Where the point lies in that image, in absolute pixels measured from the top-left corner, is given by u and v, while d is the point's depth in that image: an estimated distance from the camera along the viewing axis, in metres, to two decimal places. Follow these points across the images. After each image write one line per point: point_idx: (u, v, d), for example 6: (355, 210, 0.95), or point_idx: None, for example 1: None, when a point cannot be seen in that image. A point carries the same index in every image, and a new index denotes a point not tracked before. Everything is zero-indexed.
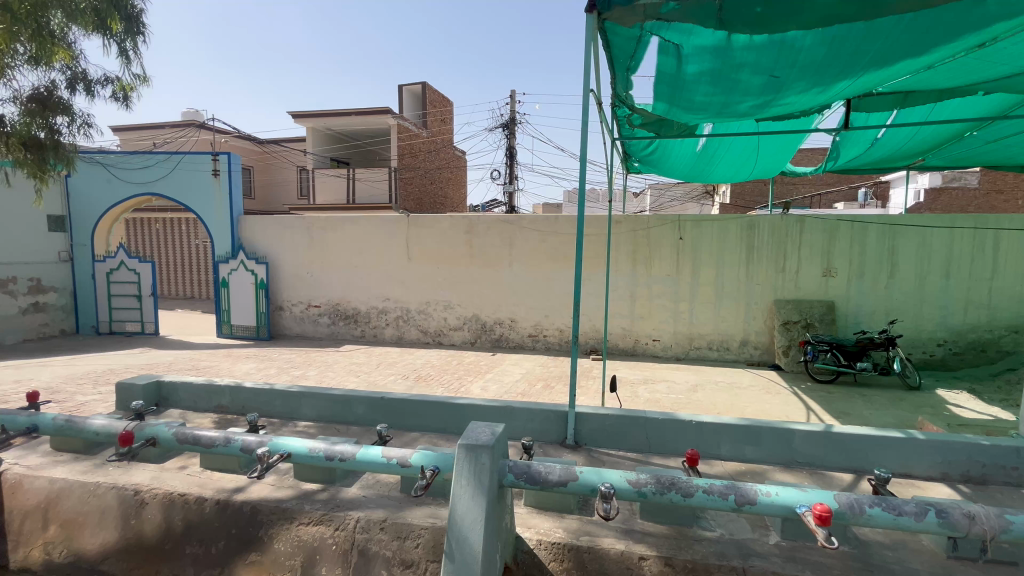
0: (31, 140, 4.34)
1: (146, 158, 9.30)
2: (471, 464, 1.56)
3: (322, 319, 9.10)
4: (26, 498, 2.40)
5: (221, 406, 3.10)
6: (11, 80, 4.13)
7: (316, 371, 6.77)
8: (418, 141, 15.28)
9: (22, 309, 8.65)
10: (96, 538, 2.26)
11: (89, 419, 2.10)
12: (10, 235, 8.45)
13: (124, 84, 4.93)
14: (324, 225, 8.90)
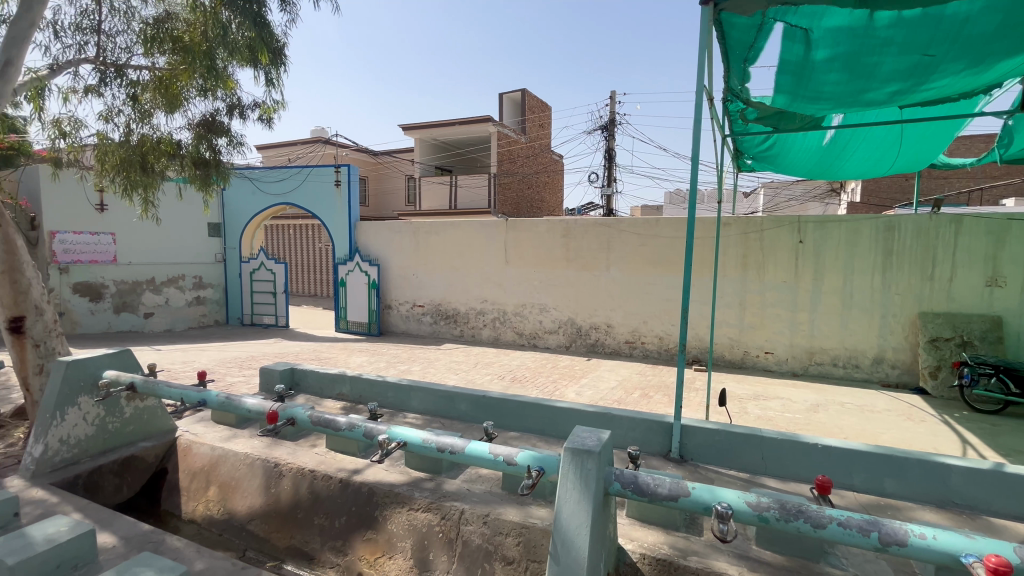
0: (200, 159, 5.19)
1: (283, 172, 10.61)
2: (577, 468, 1.55)
3: (425, 318, 9.68)
4: (194, 460, 2.85)
5: (343, 394, 3.42)
6: (187, 109, 4.98)
7: (419, 367, 7.20)
8: (517, 147, 15.64)
9: (187, 302, 10.36)
10: (243, 501, 2.61)
11: (243, 398, 2.42)
12: (181, 239, 10.19)
13: (268, 108, 5.69)
14: (429, 229, 9.45)
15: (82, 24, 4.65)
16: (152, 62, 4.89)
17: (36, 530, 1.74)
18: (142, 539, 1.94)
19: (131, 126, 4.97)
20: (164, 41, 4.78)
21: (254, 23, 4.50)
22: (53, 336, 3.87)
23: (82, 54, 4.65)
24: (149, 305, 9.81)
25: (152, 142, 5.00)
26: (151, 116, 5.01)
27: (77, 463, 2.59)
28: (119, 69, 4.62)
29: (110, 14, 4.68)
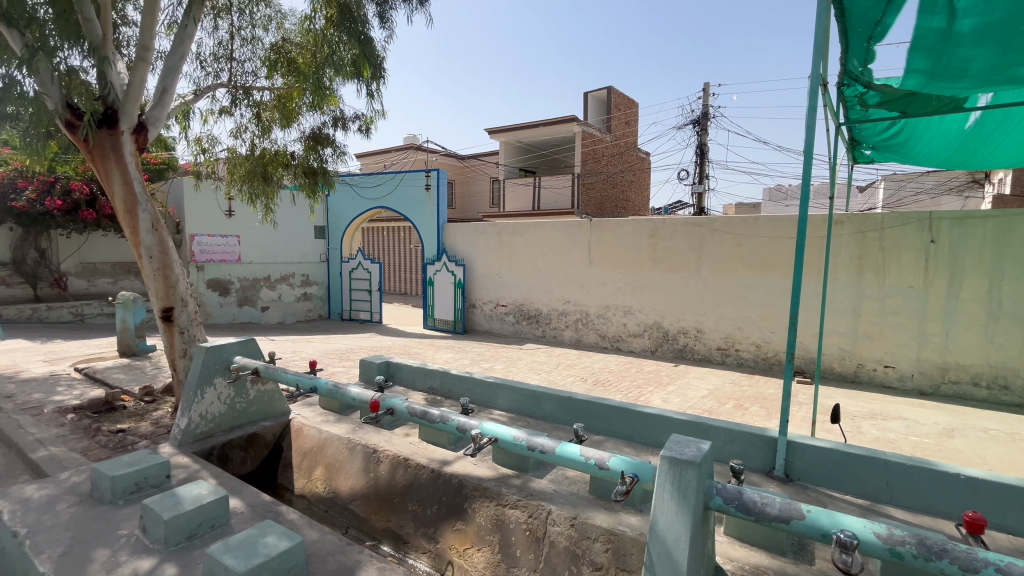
0: (309, 168, 5.70)
1: (379, 178, 11.34)
2: (675, 478, 1.48)
3: (508, 317, 9.85)
4: (305, 441, 3.14)
5: (433, 387, 3.57)
6: (300, 123, 5.51)
7: (502, 365, 7.32)
8: (602, 146, 15.35)
9: (296, 297, 11.45)
10: (346, 482, 2.83)
11: (349, 387, 2.61)
12: (292, 241, 11.29)
13: (368, 119, 6.13)
14: (513, 231, 9.59)
15: (219, 54, 5.33)
16: (272, 83, 5.48)
17: (183, 491, 2.01)
18: (264, 507, 2.17)
19: (255, 140, 5.60)
20: (282, 63, 5.35)
21: (358, 41, 4.86)
22: (195, 325, 4.47)
23: (218, 80, 5.33)
24: (265, 300, 10.98)
25: (271, 155, 5.59)
26: (270, 131, 5.60)
27: (212, 436, 2.94)
28: (246, 91, 5.23)
29: (241, 44, 5.31)
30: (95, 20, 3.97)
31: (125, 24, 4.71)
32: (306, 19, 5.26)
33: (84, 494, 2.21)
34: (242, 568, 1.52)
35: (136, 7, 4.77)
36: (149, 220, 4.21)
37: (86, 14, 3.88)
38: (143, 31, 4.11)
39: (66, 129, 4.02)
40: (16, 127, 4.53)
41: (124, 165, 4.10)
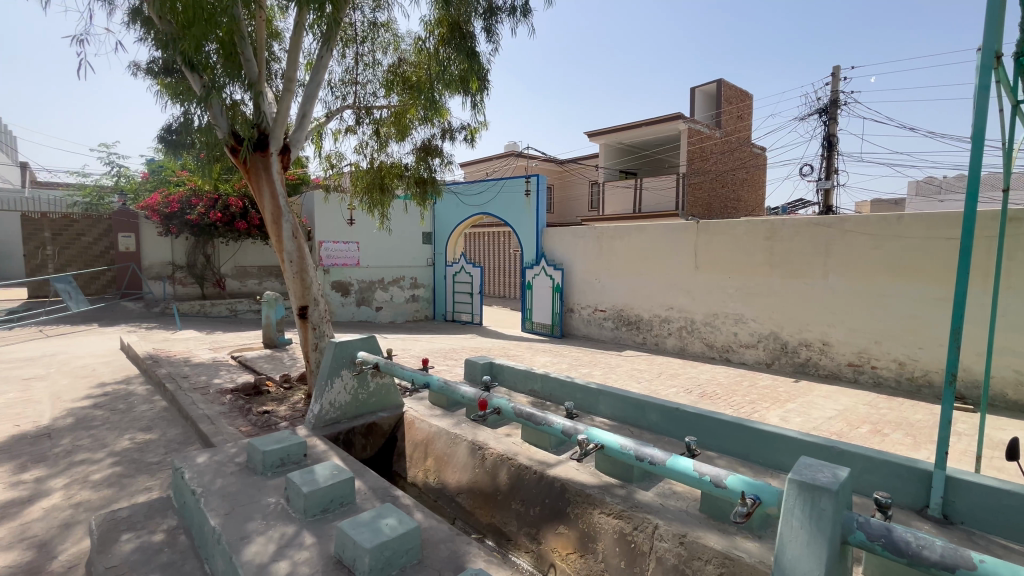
0: (420, 178, 6.14)
1: (482, 185, 11.79)
2: (806, 505, 1.35)
3: (607, 323, 9.66)
4: (417, 433, 3.37)
5: (534, 390, 3.60)
6: (413, 137, 5.95)
7: (601, 372, 7.20)
8: (711, 143, 14.45)
9: (405, 298, 12.33)
10: (453, 475, 2.98)
11: (459, 386, 2.74)
12: (403, 246, 12.18)
13: (473, 128, 6.43)
14: (614, 234, 9.40)
15: (345, 79, 5.93)
16: (389, 101, 5.97)
17: (318, 470, 2.27)
18: (383, 490, 2.36)
19: (374, 155, 6.15)
20: (398, 83, 5.82)
21: (466, 55, 5.15)
22: (325, 321, 5.01)
23: (345, 102, 5.94)
24: (380, 300, 11.97)
25: (387, 167, 6.11)
26: (387, 146, 6.11)
27: (339, 423, 3.26)
28: (368, 111, 5.78)
29: (363, 68, 5.86)
30: (252, 60, 4.65)
31: (274, 60, 5.45)
32: (420, 40, 5.68)
33: (242, 463, 2.58)
34: (369, 543, 1.68)
35: (282, 45, 5.49)
36: (291, 229, 4.82)
37: (246, 56, 4.55)
38: (288, 65, 4.73)
39: (230, 154, 4.77)
40: (193, 154, 5.44)
41: (272, 183, 4.75)
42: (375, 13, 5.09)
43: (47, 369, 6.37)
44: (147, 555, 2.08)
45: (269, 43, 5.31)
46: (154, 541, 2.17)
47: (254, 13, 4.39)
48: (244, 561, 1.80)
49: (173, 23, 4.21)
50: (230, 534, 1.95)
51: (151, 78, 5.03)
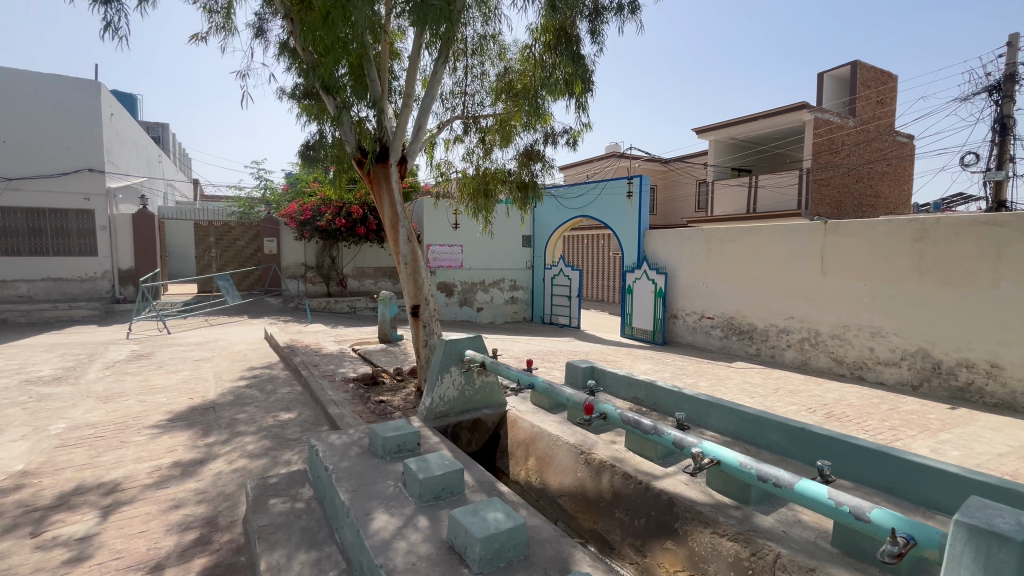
0: (523, 183, 6.29)
1: (582, 188, 11.72)
2: (979, 554, 1.16)
3: (714, 331, 9.07)
4: (521, 432, 3.45)
5: (637, 397, 3.45)
6: (517, 143, 6.12)
7: (708, 382, 6.76)
8: (842, 133, 12.89)
9: (505, 300, 12.67)
10: (556, 477, 3.00)
11: (563, 388, 2.74)
12: (503, 249, 12.52)
13: (575, 131, 6.45)
14: (724, 236, 8.79)
15: (455, 92, 6.27)
16: (495, 109, 6.21)
17: (431, 459, 2.42)
18: (489, 483, 2.45)
19: (480, 161, 6.42)
20: (504, 92, 6.02)
21: (571, 60, 5.20)
22: (434, 319, 5.33)
23: (455, 113, 6.28)
24: (481, 301, 12.44)
25: (491, 173, 6.34)
26: (491, 152, 6.35)
27: (447, 416, 3.43)
28: (475, 120, 6.06)
29: (472, 79, 6.16)
30: (377, 80, 5.11)
31: (394, 79, 5.94)
32: (526, 48, 5.84)
33: (365, 447, 2.84)
34: (480, 534, 1.76)
35: (401, 65, 5.97)
36: (406, 234, 5.21)
37: (372, 77, 5.01)
38: (407, 82, 5.13)
39: (356, 165, 5.29)
40: (325, 168, 6.13)
41: (391, 191, 5.17)
42: (485, 27, 5.34)
43: (211, 353, 7.57)
44: (291, 519, 2.38)
45: (390, 64, 5.82)
46: (297, 508, 2.49)
47: (380, 38, 4.83)
48: (369, 534, 1.98)
49: (314, 53, 4.78)
50: (357, 509, 2.16)
51: (294, 102, 5.76)
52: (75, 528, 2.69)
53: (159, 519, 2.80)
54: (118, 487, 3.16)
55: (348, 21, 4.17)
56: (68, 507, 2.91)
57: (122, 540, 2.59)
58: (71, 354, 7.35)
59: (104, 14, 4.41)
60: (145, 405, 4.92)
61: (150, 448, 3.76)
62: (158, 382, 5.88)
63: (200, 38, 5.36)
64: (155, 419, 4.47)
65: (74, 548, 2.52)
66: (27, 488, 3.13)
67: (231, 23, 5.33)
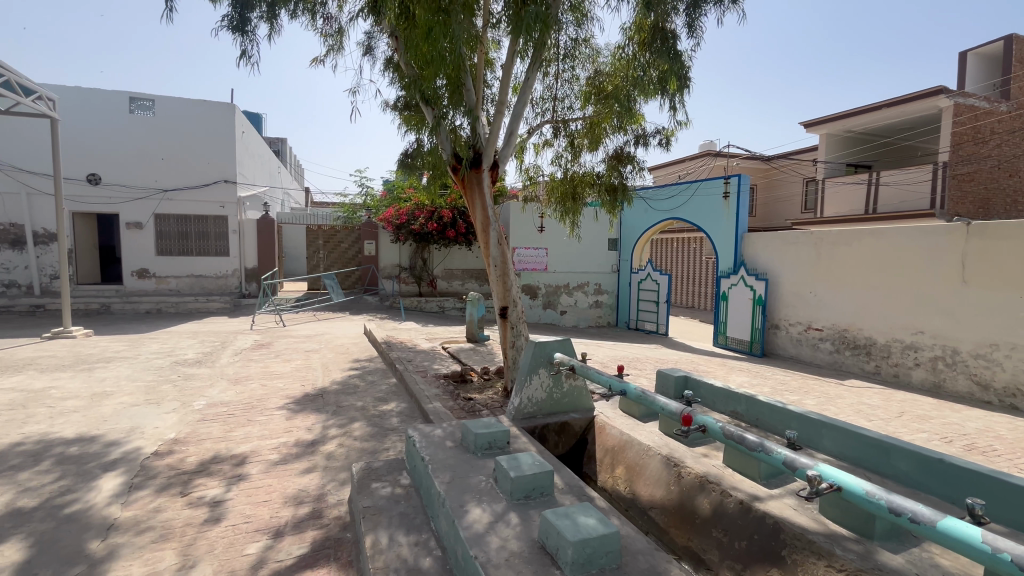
0: (612, 186, 6.20)
1: (673, 189, 11.24)
2: None
3: (823, 344, 8.24)
4: (610, 439, 3.39)
5: (736, 412, 3.19)
6: (606, 146, 6.04)
7: (815, 400, 6.15)
8: (990, 120, 11.10)
9: (589, 304, 12.52)
10: (647, 488, 2.90)
11: (659, 398, 2.63)
12: (589, 253, 12.38)
13: (668, 131, 6.23)
14: (838, 240, 7.95)
15: (545, 97, 6.32)
16: (585, 112, 6.19)
17: (522, 458, 2.47)
18: (579, 487, 2.44)
19: (567, 164, 6.41)
20: (595, 95, 5.97)
21: (666, 56, 5.03)
22: (521, 321, 5.41)
23: (545, 118, 6.34)
24: (564, 305, 12.39)
25: (580, 176, 6.31)
26: (580, 156, 6.30)
27: (535, 417, 3.45)
28: (564, 124, 6.08)
29: (563, 84, 6.17)
30: (472, 90, 5.30)
31: (487, 87, 6.15)
32: (619, 49, 5.77)
33: (457, 441, 2.95)
34: (572, 537, 1.76)
35: (494, 74, 6.15)
36: (496, 236, 5.35)
37: (467, 87, 5.21)
38: (500, 89, 5.28)
39: (451, 171, 5.53)
40: (420, 174, 6.50)
41: (483, 196, 5.35)
42: (578, 30, 5.34)
43: (319, 345, 8.34)
44: (391, 503, 2.54)
45: (484, 73, 6.02)
46: (396, 493, 2.66)
47: (477, 48, 5.00)
48: (464, 525, 2.06)
49: (415, 67, 5.07)
50: (452, 500, 2.26)
51: (396, 115, 6.17)
52: (213, 492, 3.11)
53: (278, 491, 3.13)
54: (246, 459, 3.59)
55: (448, 34, 4.39)
56: (207, 473, 3.36)
57: (250, 507, 2.94)
58: (208, 341, 8.48)
59: (242, 45, 5.04)
60: (265, 389, 5.53)
61: (271, 428, 4.23)
62: (275, 369, 6.59)
63: (318, 60, 5.95)
64: (273, 402, 5.02)
65: (213, 509, 2.90)
66: (177, 454, 3.66)
67: (343, 43, 5.85)
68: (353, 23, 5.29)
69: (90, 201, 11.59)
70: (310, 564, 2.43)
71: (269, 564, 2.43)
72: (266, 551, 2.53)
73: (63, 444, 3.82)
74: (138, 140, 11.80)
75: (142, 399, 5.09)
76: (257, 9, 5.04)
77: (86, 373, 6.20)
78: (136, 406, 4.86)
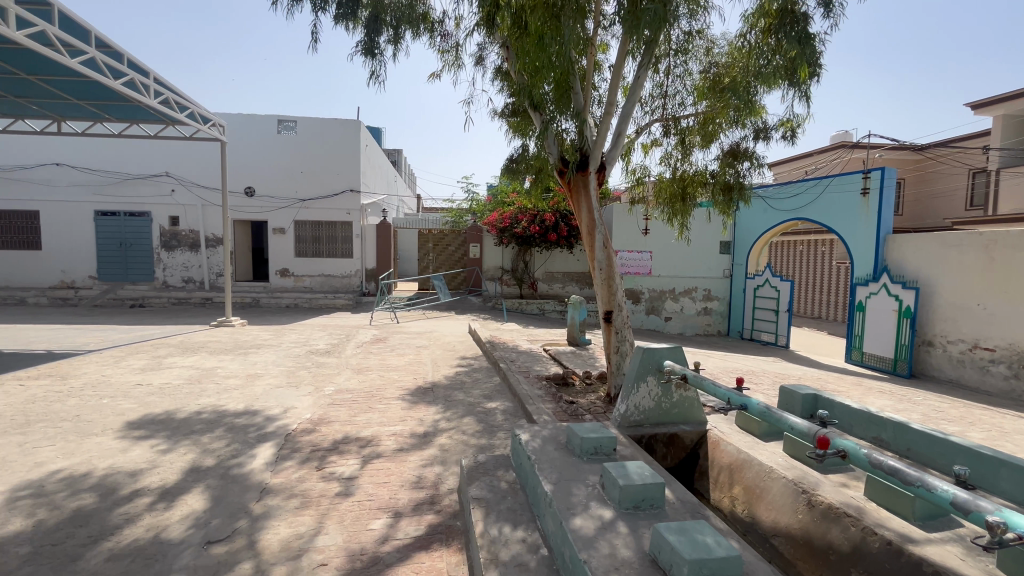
0: (727, 184, 5.81)
1: (798, 186, 10.17)
2: None
3: (994, 367, 6.93)
4: (725, 456, 3.17)
5: (880, 439, 2.78)
6: (720, 142, 5.69)
7: (982, 433, 5.19)
8: None
9: (697, 311, 11.81)
10: (769, 514, 2.67)
11: (786, 415, 2.39)
12: (698, 256, 11.66)
13: (794, 123, 5.68)
14: (1018, 242, 6.64)
15: (655, 95, 6.08)
16: (698, 108, 5.87)
17: (630, 467, 2.40)
18: (692, 504, 2.32)
19: (677, 163, 6.10)
20: (709, 89, 5.64)
21: (796, 41, 4.57)
22: (626, 326, 5.27)
23: (654, 116, 6.11)
24: (669, 311, 11.79)
25: (690, 175, 5.99)
26: (691, 153, 5.97)
27: (642, 426, 3.32)
28: (675, 120, 5.82)
29: (674, 79, 5.90)
30: (580, 93, 5.28)
31: (595, 88, 6.10)
32: (738, 37, 5.38)
33: (562, 443, 2.96)
34: (688, 555, 1.67)
35: (603, 75, 6.08)
36: (602, 239, 5.28)
37: (576, 91, 5.17)
38: (609, 90, 5.20)
39: (557, 175, 5.57)
40: (524, 177, 6.64)
41: (590, 198, 5.32)
42: (693, 22, 5.06)
43: (428, 342, 8.91)
44: (499, 497, 2.64)
45: (592, 74, 5.98)
46: (503, 488, 2.74)
47: (587, 50, 4.96)
48: (572, 527, 2.05)
49: (525, 74, 5.16)
50: (559, 501, 2.27)
51: (503, 121, 6.37)
52: (343, 469, 3.47)
53: (397, 475, 3.41)
54: (370, 442, 3.96)
55: (558, 40, 4.45)
56: (339, 452, 3.76)
57: (373, 486, 3.24)
58: (335, 334, 9.46)
59: (371, 67, 5.57)
60: (383, 380, 6.03)
61: (389, 416, 4.62)
62: (392, 362, 7.16)
63: (435, 75, 6.37)
64: (391, 392, 5.46)
65: (343, 484, 3.25)
66: (314, 432, 4.15)
67: (458, 57, 6.19)
68: (467, 36, 5.56)
69: (246, 210, 13.59)
70: (426, 546, 2.61)
71: (391, 541, 2.65)
72: (389, 528, 2.77)
73: (229, 415, 4.53)
74: (283, 156, 13.58)
75: (285, 382, 5.84)
76: (385, 32, 5.52)
77: (242, 357, 7.27)
78: (280, 388, 5.59)
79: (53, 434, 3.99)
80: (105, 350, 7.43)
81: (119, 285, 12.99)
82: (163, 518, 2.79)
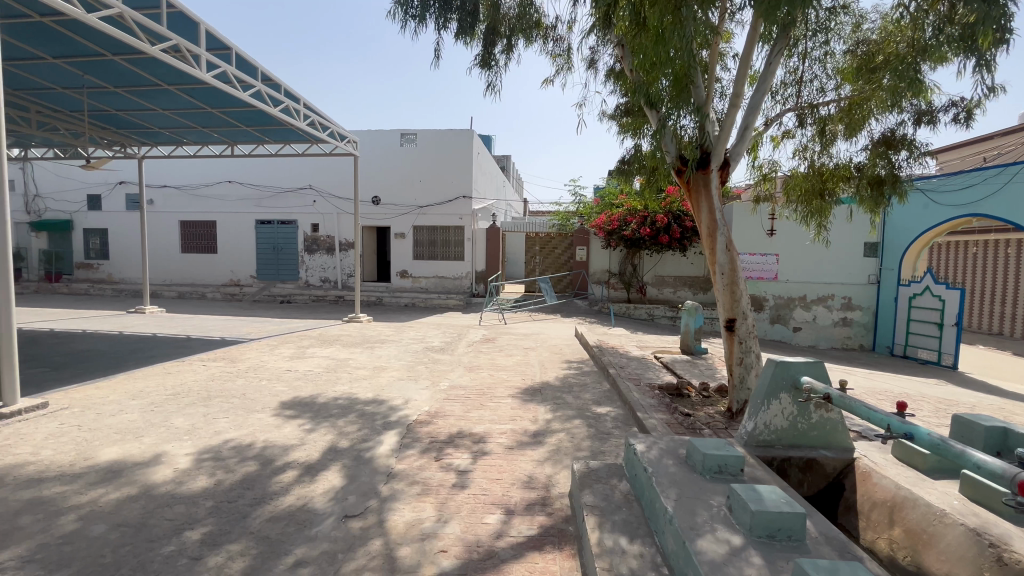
0: (876, 178, 5.06)
1: (974, 176, 8.50)
2: None
3: None
4: (877, 490, 2.77)
5: None
6: (870, 129, 4.99)
7: None
8: None
9: (834, 321, 10.46)
10: (943, 565, 2.27)
11: (970, 450, 1.97)
12: (836, 259, 10.31)
13: (973, 102, 4.78)
14: None
15: (789, 83, 5.52)
16: (842, 92, 5.20)
17: (764, 492, 2.18)
18: (840, 541, 2.05)
19: (814, 155, 5.44)
20: (858, 70, 4.96)
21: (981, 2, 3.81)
22: (751, 336, 4.83)
23: (788, 105, 5.52)
24: (799, 320, 10.57)
25: (830, 169, 5.31)
26: (832, 144, 5.29)
27: (773, 447, 3.01)
28: (813, 109, 5.21)
29: (812, 63, 5.29)
30: (701, 87, 4.95)
31: (718, 81, 5.71)
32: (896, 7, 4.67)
33: (682, 458, 2.79)
34: None
35: (726, 66, 5.67)
36: (724, 241, 4.90)
37: (697, 85, 4.85)
38: (735, 81, 4.80)
39: (675, 174, 5.29)
40: (636, 178, 6.44)
41: (710, 197, 4.99)
42: None
43: (535, 343, 9.05)
44: (613, 507, 2.57)
45: (715, 65, 5.59)
46: (617, 498, 2.67)
47: (710, 41, 4.64)
48: (697, 549, 1.93)
49: (641, 72, 4.98)
50: (681, 519, 2.14)
51: (616, 123, 6.25)
52: (459, 462, 3.65)
53: (509, 472, 3.50)
54: (482, 439, 4.11)
55: (679, 34, 4.24)
56: (454, 445, 3.96)
57: (487, 481, 3.36)
58: (448, 332, 10.04)
59: (488, 78, 5.84)
60: (494, 379, 6.23)
61: (500, 414, 4.75)
62: (501, 361, 7.39)
63: (548, 80, 6.46)
64: (501, 391, 5.64)
65: (459, 476, 3.42)
66: (432, 424, 4.43)
67: (570, 60, 6.20)
68: (583, 40, 5.56)
69: (373, 217, 14.98)
70: (538, 546, 2.64)
71: (506, 537, 2.72)
72: (503, 524, 2.85)
73: (360, 402, 5.03)
74: (405, 167, 14.73)
75: (406, 376, 6.32)
76: (500, 43, 5.74)
77: (369, 350, 8.02)
78: (402, 381, 6.06)
79: (226, 408, 4.75)
80: (262, 339, 8.69)
81: (273, 283, 15.10)
82: (310, 490, 3.18)
